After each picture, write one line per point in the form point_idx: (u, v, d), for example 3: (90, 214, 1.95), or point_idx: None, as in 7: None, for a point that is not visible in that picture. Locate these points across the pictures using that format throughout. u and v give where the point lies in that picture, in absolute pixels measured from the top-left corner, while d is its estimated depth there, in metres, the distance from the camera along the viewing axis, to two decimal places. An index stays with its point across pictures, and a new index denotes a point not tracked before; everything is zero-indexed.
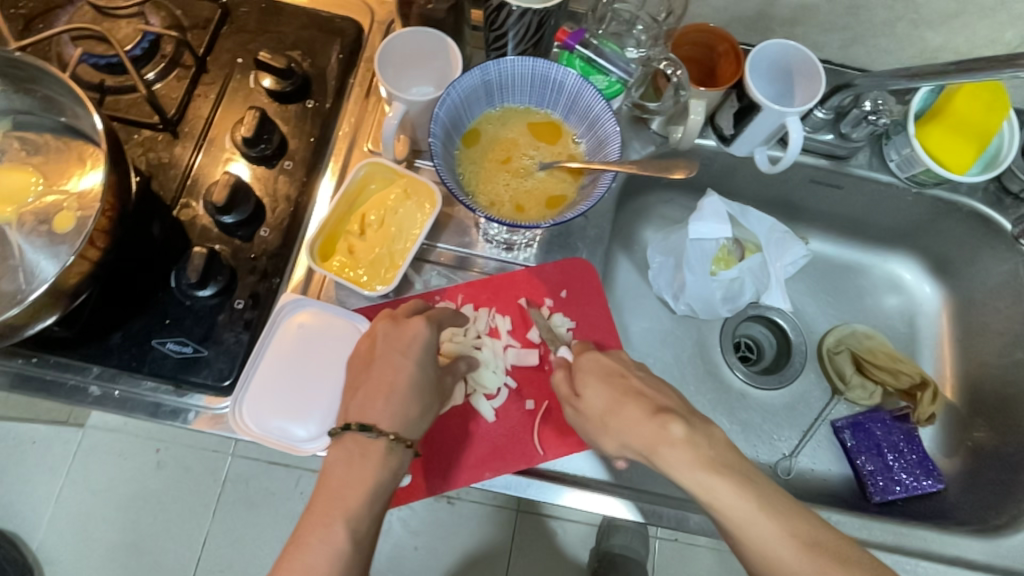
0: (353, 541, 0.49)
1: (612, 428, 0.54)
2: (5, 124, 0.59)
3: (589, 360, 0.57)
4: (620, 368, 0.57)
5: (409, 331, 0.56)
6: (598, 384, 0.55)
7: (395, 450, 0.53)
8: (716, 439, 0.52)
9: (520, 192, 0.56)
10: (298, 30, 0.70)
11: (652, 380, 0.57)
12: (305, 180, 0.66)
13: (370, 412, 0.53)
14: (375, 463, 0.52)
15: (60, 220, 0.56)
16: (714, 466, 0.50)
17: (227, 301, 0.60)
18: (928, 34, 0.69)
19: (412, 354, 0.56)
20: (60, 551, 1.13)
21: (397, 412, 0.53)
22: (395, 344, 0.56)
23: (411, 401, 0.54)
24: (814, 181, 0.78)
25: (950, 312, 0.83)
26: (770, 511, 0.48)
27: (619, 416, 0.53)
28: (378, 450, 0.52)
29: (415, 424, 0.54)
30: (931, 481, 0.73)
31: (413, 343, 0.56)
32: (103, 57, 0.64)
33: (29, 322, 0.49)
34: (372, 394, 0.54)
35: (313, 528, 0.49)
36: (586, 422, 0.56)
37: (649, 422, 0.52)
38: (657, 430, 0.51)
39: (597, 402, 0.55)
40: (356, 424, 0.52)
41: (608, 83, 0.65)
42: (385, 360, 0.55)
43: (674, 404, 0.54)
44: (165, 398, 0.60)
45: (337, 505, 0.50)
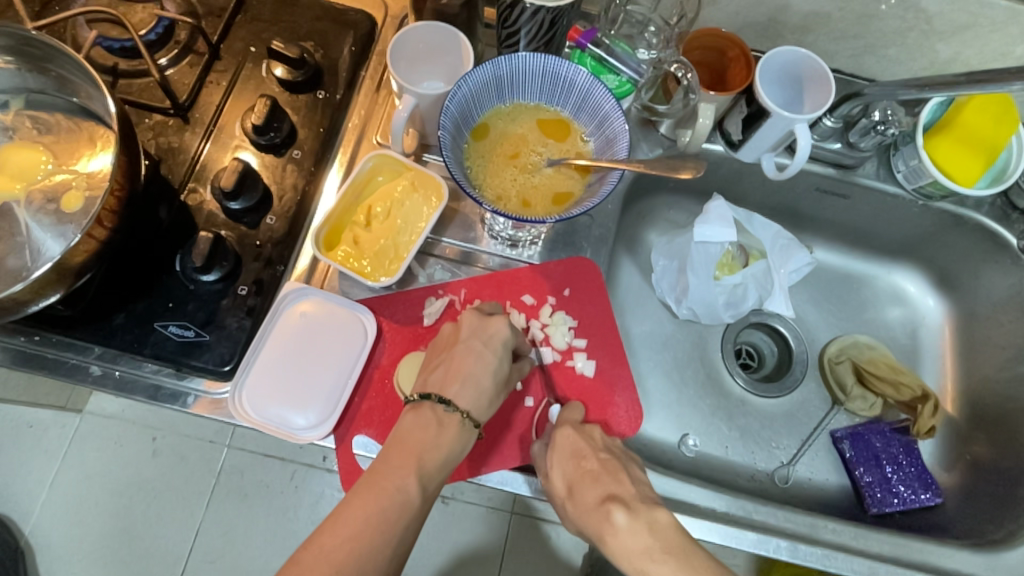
0: (422, 497, 0.50)
1: (573, 512, 0.55)
2: (18, 103, 0.59)
3: (562, 437, 0.58)
4: (588, 448, 0.57)
5: (493, 325, 0.59)
6: (564, 463, 0.56)
7: (466, 426, 0.54)
8: (661, 525, 0.50)
9: (527, 188, 0.57)
10: (312, 21, 0.71)
11: (615, 463, 0.57)
12: (313, 170, 0.66)
13: (449, 391, 0.55)
14: (449, 435, 0.53)
15: (68, 200, 0.56)
16: (653, 555, 0.49)
17: (230, 287, 0.60)
18: (939, 46, 0.69)
19: (493, 346, 0.58)
20: (52, 536, 1.13)
21: (473, 395, 0.55)
22: (479, 334, 0.58)
23: (484, 386, 0.56)
24: (820, 190, 0.78)
25: (953, 326, 0.83)
26: None
27: (578, 495, 0.55)
28: (453, 424, 0.54)
29: (487, 411, 0.56)
30: (929, 494, 0.72)
31: (496, 337, 0.58)
32: (117, 40, 0.65)
33: (33, 299, 0.50)
34: (450, 375, 0.56)
35: (391, 476, 0.49)
36: (552, 501, 0.58)
37: (597, 507, 0.53)
38: (602, 513, 0.52)
39: (560, 482, 0.55)
40: (437, 396, 0.55)
41: (619, 83, 0.65)
42: (468, 345, 0.57)
43: (626, 490, 0.54)
44: (166, 380, 0.60)
45: (414, 461, 0.50)
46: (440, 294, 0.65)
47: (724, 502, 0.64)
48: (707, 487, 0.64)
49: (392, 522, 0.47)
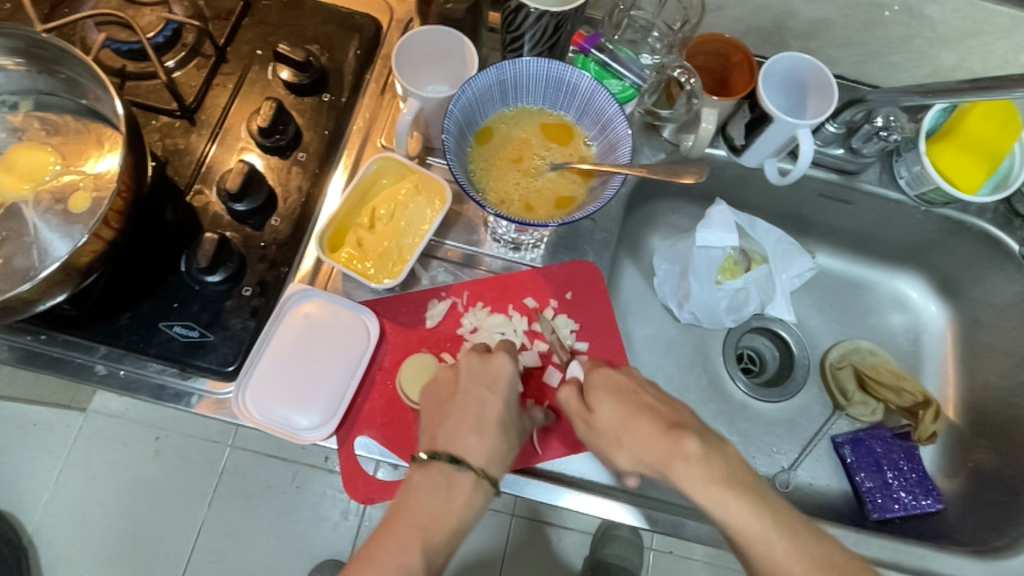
0: (427, 567, 0.52)
1: (626, 444, 0.55)
2: (27, 104, 0.60)
3: (601, 375, 0.59)
4: (632, 384, 0.58)
5: (495, 365, 0.59)
6: (612, 401, 0.57)
7: (481, 485, 0.55)
8: (728, 456, 0.53)
9: (530, 191, 0.57)
10: (318, 25, 0.71)
11: (664, 396, 0.58)
12: (318, 172, 0.66)
13: (459, 446, 0.55)
14: (460, 497, 0.54)
15: (76, 201, 0.57)
16: (727, 484, 0.51)
17: (235, 288, 0.61)
18: (943, 52, 0.69)
19: (498, 391, 0.58)
20: (55, 533, 1.13)
21: (486, 448, 0.55)
22: (482, 379, 0.58)
23: (498, 437, 0.56)
24: (823, 196, 0.78)
25: (955, 332, 0.83)
26: (781, 528, 0.49)
27: (633, 431, 0.55)
28: (464, 484, 0.54)
29: (502, 464, 0.56)
30: (931, 500, 0.72)
31: (500, 378, 0.58)
32: (125, 42, 0.65)
33: (41, 298, 0.50)
34: (462, 428, 0.56)
35: (392, 552, 0.51)
36: (597, 438, 0.57)
37: (660, 440, 0.53)
38: (670, 448, 0.53)
39: (609, 417, 0.56)
40: (447, 454, 0.55)
41: (622, 88, 0.65)
42: (473, 394, 0.57)
43: (688, 421, 0.55)
44: (170, 380, 0.60)
45: (418, 535, 0.52)
46: (443, 296, 0.66)
47: None
48: None
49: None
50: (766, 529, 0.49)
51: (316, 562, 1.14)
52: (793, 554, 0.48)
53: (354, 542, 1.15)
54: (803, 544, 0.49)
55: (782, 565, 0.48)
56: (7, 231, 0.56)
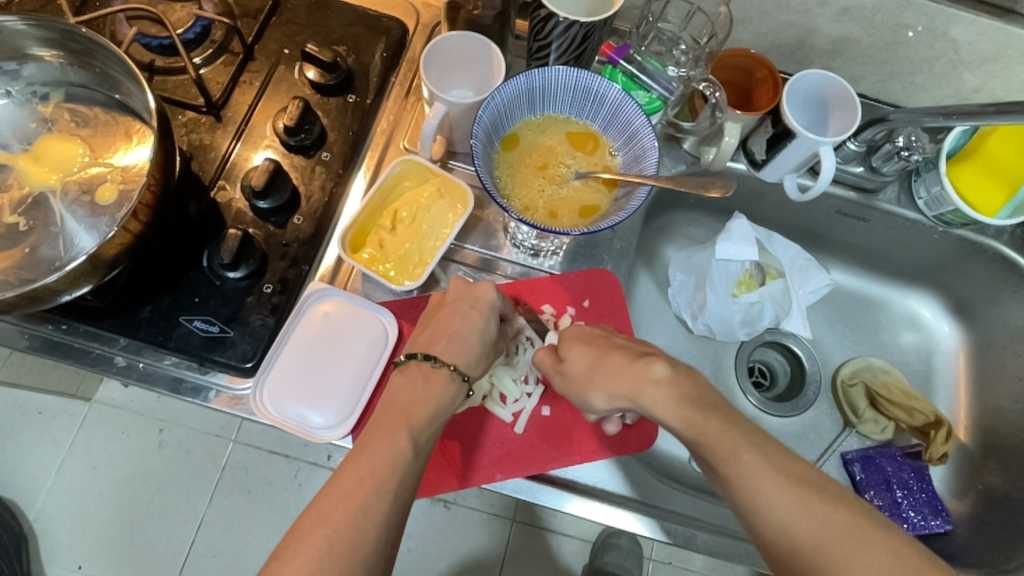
0: (413, 449, 0.50)
1: (599, 381, 0.55)
2: (57, 95, 0.60)
3: (575, 331, 0.61)
4: (603, 334, 0.60)
5: (477, 287, 0.60)
6: (582, 346, 0.58)
7: (454, 380, 0.56)
8: (699, 379, 0.53)
9: (555, 199, 0.57)
10: (345, 26, 0.72)
11: (632, 339, 0.59)
12: (341, 172, 0.66)
13: (434, 348, 0.57)
14: (437, 388, 0.54)
15: (103, 192, 0.57)
16: (696, 402, 0.50)
17: (256, 285, 0.61)
18: (966, 75, 0.70)
19: (479, 307, 0.59)
20: (56, 523, 1.13)
21: (459, 350, 0.57)
22: (464, 296, 0.59)
23: (471, 345, 0.58)
24: (841, 213, 0.79)
25: (968, 353, 0.83)
26: (752, 447, 0.47)
27: (603, 364, 0.55)
28: (440, 378, 0.55)
29: (473, 365, 0.58)
30: (939, 521, 0.72)
31: (482, 300, 0.59)
32: (155, 38, 0.66)
33: (67, 289, 0.50)
34: (437, 334, 0.57)
35: (381, 435, 0.50)
36: (572, 387, 0.57)
37: (631, 362, 0.54)
38: (638, 371, 0.53)
39: (580, 360, 0.57)
40: (422, 354, 0.56)
41: (649, 100, 0.66)
42: (454, 306, 0.59)
43: (656, 352, 0.56)
44: (188, 374, 0.60)
45: (404, 417, 0.51)
46: None
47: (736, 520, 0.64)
48: None
49: (386, 477, 0.47)
50: (736, 445, 0.47)
51: None
52: (767, 470, 0.46)
53: None
54: (776, 461, 0.47)
55: (750, 477, 0.46)
56: (34, 220, 0.56)
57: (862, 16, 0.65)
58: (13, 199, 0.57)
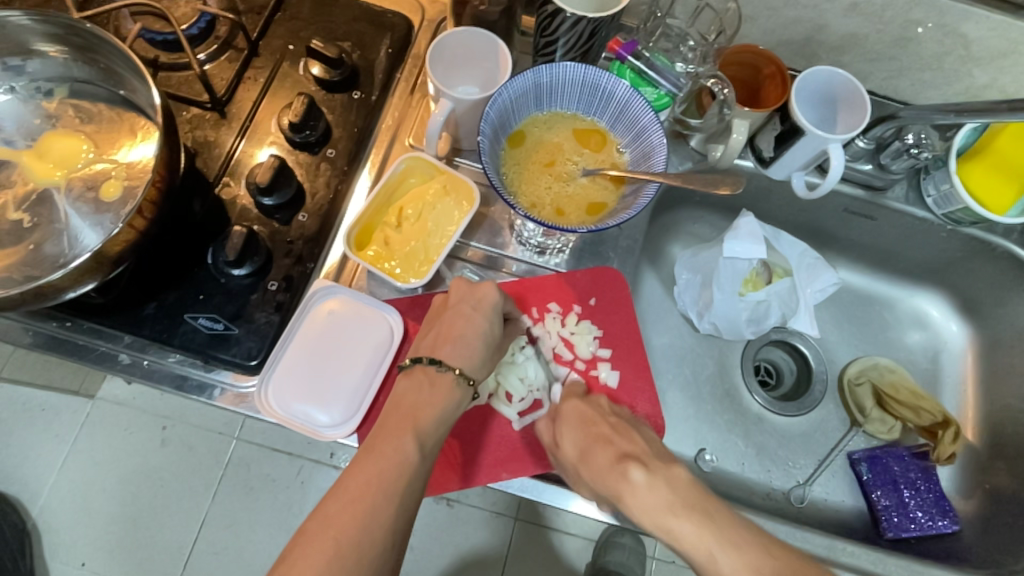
0: (420, 453, 0.49)
1: (587, 477, 0.56)
2: (61, 91, 0.60)
3: (571, 407, 0.60)
4: (597, 415, 0.59)
5: (482, 288, 0.58)
6: (573, 431, 0.57)
7: (460, 384, 0.55)
8: (679, 482, 0.53)
9: (562, 197, 0.57)
10: (350, 22, 0.71)
11: (625, 424, 0.59)
12: (346, 169, 0.66)
13: (439, 351, 0.56)
14: (442, 393, 0.54)
15: (107, 189, 0.57)
16: (675, 510, 0.51)
17: (260, 282, 0.61)
18: (976, 71, 0.69)
19: (483, 309, 0.58)
20: (59, 519, 1.13)
21: (464, 353, 0.56)
22: (468, 298, 0.58)
23: (475, 348, 0.56)
24: (848, 211, 0.78)
25: (975, 353, 0.82)
26: (728, 546, 0.48)
27: (592, 460, 0.55)
28: (445, 382, 0.54)
29: (478, 368, 0.57)
30: (946, 521, 0.72)
31: (485, 301, 0.58)
32: (159, 33, 0.66)
33: (72, 286, 0.50)
34: (442, 337, 0.56)
35: (387, 439, 0.49)
36: (564, 468, 0.58)
37: (613, 465, 0.55)
38: (619, 476, 0.54)
39: (572, 449, 0.56)
40: (426, 358, 0.55)
41: (657, 95, 0.66)
42: (458, 307, 0.57)
43: (639, 448, 0.57)
44: (192, 372, 0.60)
45: (409, 422, 0.51)
46: None
47: None
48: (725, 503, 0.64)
49: (393, 480, 0.47)
50: (711, 547, 0.48)
51: None
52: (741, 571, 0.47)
53: None
54: (752, 559, 0.47)
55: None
56: (38, 217, 0.56)
57: (872, 12, 0.64)
58: (17, 195, 0.56)
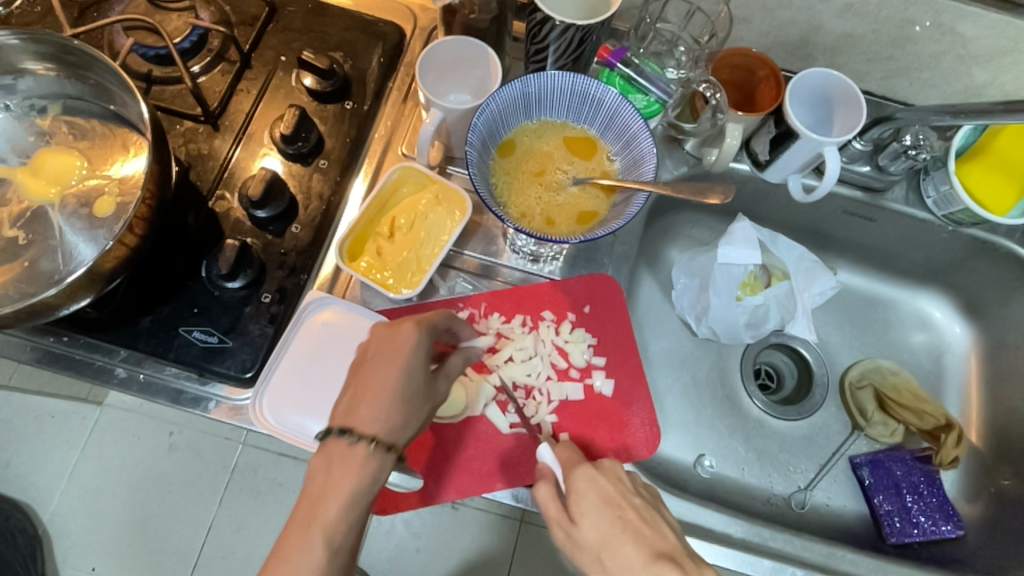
0: (331, 549, 0.48)
1: (608, 567, 0.50)
2: (55, 107, 0.61)
3: (586, 480, 0.54)
4: (619, 495, 0.53)
5: (399, 337, 0.55)
6: (595, 512, 0.52)
7: (373, 455, 0.51)
8: None
9: (552, 206, 0.56)
10: (341, 31, 0.71)
11: (651, 511, 0.53)
12: (339, 180, 0.66)
13: (353, 418, 0.52)
14: (352, 469, 0.50)
15: (101, 205, 0.57)
16: None
17: (254, 294, 0.61)
18: (975, 70, 0.68)
19: (399, 359, 0.54)
20: (70, 526, 1.15)
21: (378, 416, 0.52)
22: (384, 352, 0.54)
23: (392, 406, 0.53)
24: (847, 213, 0.77)
25: (979, 355, 0.81)
26: None
27: (618, 551, 0.50)
28: (358, 455, 0.51)
29: (397, 429, 0.53)
30: (951, 526, 0.71)
31: (401, 348, 0.54)
32: (152, 48, 0.66)
33: (65, 303, 0.50)
34: (356, 401, 0.53)
35: (298, 537, 0.48)
36: (577, 552, 0.53)
37: (640, 561, 0.49)
38: (644, 572, 0.48)
39: (593, 532, 0.51)
40: (337, 430, 0.52)
41: (647, 103, 0.65)
42: (373, 368, 0.54)
43: (671, 545, 0.50)
44: (188, 385, 0.61)
45: (315, 514, 0.49)
46: (461, 307, 0.65)
47: (741, 528, 0.64)
48: (722, 511, 0.64)
49: None
50: None
51: None
52: None
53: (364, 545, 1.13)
54: None
55: None
56: (33, 234, 0.56)
57: (867, 12, 0.63)
58: (12, 213, 0.57)
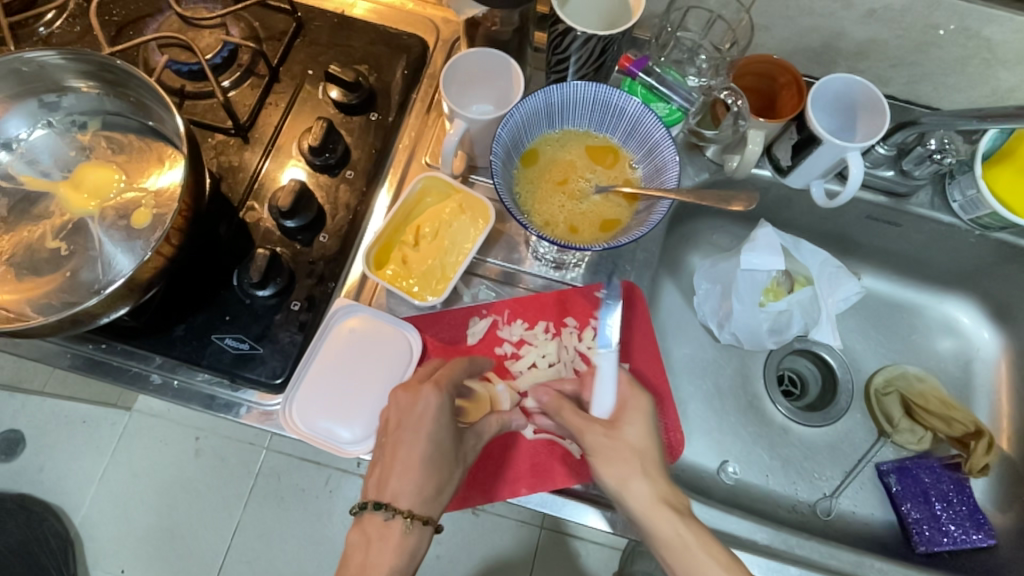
0: None
1: (636, 474, 0.54)
2: (95, 123, 0.63)
3: (635, 398, 0.58)
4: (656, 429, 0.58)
5: (420, 403, 0.55)
6: (640, 428, 0.56)
7: (412, 528, 0.54)
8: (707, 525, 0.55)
9: (575, 214, 0.57)
10: (367, 45, 0.73)
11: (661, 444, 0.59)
12: (365, 190, 0.68)
13: (386, 492, 0.54)
14: (392, 544, 0.53)
15: (138, 217, 0.59)
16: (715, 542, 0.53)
17: (284, 302, 0.63)
18: (1002, 74, 0.67)
19: (422, 429, 0.55)
20: (100, 529, 1.17)
21: (410, 490, 0.54)
22: (407, 419, 0.55)
23: (424, 476, 0.54)
24: (871, 218, 0.77)
25: (1009, 360, 0.80)
26: None
27: (647, 470, 0.54)
28: (396, 530, 0.54)
29: (430, 500, 0.54)
30: (982, 535, 0.70)
31: (424, 416, 0.55)
32: (185, 64, 0.68)
33: (105, 311, 0.52)
34: (389, 471, 0.55)
35: None
36: (604, 454, 0.55)
37: (655, 481, 0.54)
38: (656, 490, 0.53)
39: (639, 441, 0.55)
40: (373, 503, 0.54)
41: (668, 110, 0.64)
42: (398, 436, 0.55)
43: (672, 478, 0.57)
44: (220, 391, 0.62)
45: None
46: (484, 314, 0.66)
47: (767, 534, 0.63)
48: (748, 518, 0.64)
49: None
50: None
51: None
52: None
53: None
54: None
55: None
56: (74, 245, 0.58)
57: (890, 18, 0.63)
58: (55, 225, 0.59)
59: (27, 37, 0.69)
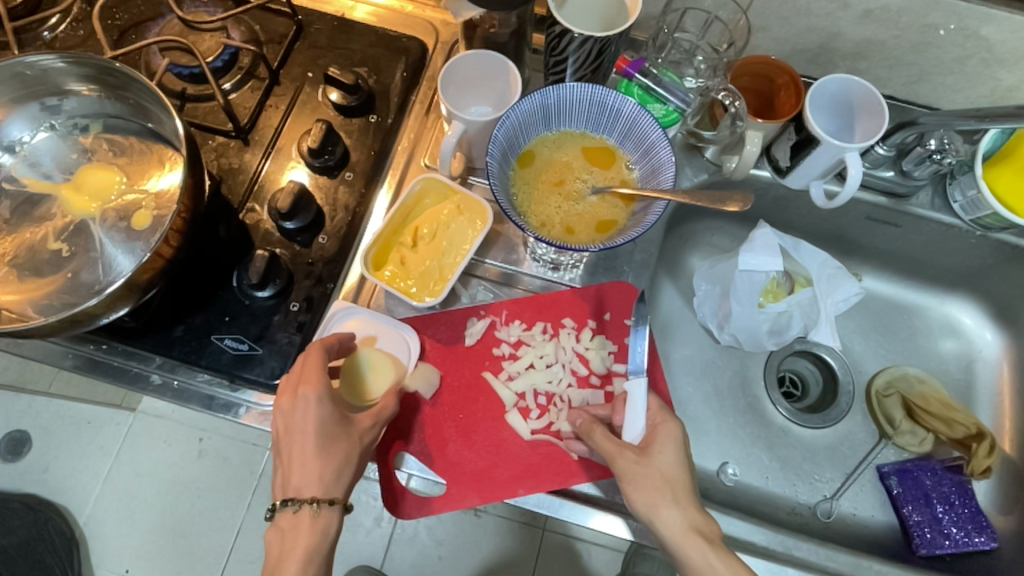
0: None
1: (661, 501, 0.52)
2: (96, 126, 0.64)
3: (665, 427, 0.56)
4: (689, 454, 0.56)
5: (298, 403, 0.53)
6: (672, 455, 0.54)
7: (321, 513, 0.52)
8: None
9: (571, 215, 0.57)
10: (366, 48, 0.74)
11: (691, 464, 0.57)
12: (364, 192, 0.68)
13: (290, 487, 0.52)
14: (306, 532, 0.51)
15: (139, 218, 0.60)
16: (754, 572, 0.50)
17: (283, 303, 0.63)
18: (1002, 74, 0.67)
19: (308, 425, 0.53)
20: (103, 529, 1.17)
21: (313, 481, 0.52)
22: (291, 420, 0.53)
23: (323, 469, 0.52)
24: (870, 219, 0.76)
25: (1011, 362, 0.80)
26: None
27: (677, 496, 0.53)
28: (307, 518, 0.52)
29: (335, 485, 0.53)
30: (984, 538, 0.69)
31: (304, 416, 0.53)
32: (186, 67, 0.69)
33: (105, 312, 0.53)
34: (288, 469, 0.53)
35: None
36: (631, 479, 0.53)
37: (688, 509, 0.53)
38: (688, 518, 0.52)
39: (668, 467, 0.54)
40: (281, 500, 0.52)
41: (665, 112, 0.66)
42: (288, 436, 0.53)
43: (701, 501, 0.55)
44: (219, 391, 0.63)
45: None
46: (482, 315, 0.66)
47: (764, 536, 0.63)
48: (746, 519, 0.63)
49: None
50: None
51: (350, 567, 1.13)
52: None
53: (387, 550, 1.15)
54: None
55: None
56: (75, 246, 0.59)
57: (888, 18, 0.63)
58: (57, 227, 0.60)
59: (30, 42, 0.70)
